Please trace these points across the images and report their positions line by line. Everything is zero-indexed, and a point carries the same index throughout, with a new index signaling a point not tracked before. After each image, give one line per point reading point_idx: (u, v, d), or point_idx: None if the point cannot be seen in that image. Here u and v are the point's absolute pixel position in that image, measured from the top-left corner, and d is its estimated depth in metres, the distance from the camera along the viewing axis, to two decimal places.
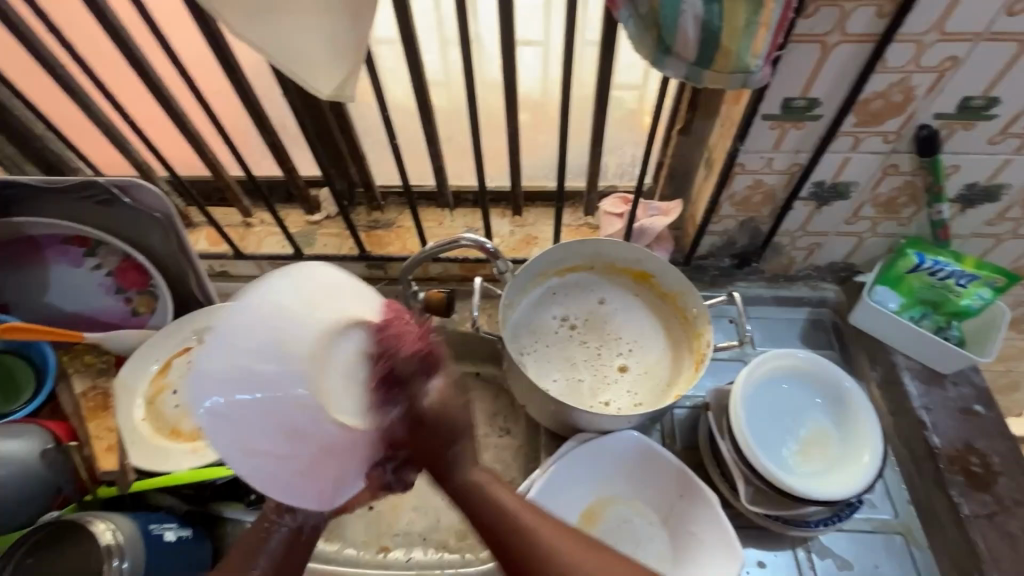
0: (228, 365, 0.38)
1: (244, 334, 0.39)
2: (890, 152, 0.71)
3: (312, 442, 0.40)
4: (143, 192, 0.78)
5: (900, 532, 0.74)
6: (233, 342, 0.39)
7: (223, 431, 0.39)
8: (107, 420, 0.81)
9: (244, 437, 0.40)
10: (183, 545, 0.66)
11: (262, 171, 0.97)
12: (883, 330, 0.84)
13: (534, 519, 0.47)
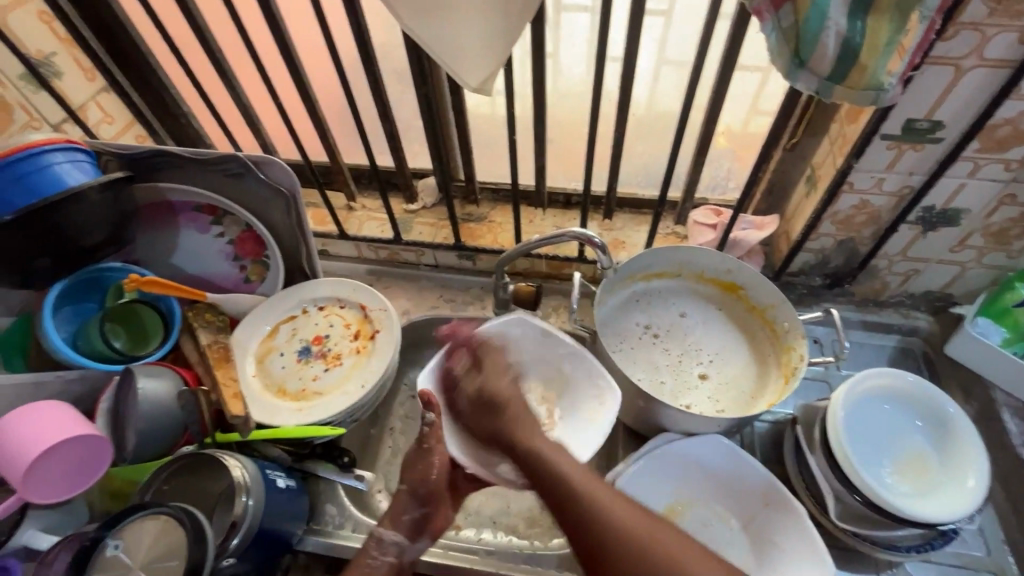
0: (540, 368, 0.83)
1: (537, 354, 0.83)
2: (1010, 181, 0.70)
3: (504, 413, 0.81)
4: (275, 170, 0.84)
5: (993, 571, 0.71)
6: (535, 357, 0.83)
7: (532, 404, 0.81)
8: None
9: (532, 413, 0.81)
10: (291, 493, 0.72)
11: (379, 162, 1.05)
12: (980, 362, 0.83)
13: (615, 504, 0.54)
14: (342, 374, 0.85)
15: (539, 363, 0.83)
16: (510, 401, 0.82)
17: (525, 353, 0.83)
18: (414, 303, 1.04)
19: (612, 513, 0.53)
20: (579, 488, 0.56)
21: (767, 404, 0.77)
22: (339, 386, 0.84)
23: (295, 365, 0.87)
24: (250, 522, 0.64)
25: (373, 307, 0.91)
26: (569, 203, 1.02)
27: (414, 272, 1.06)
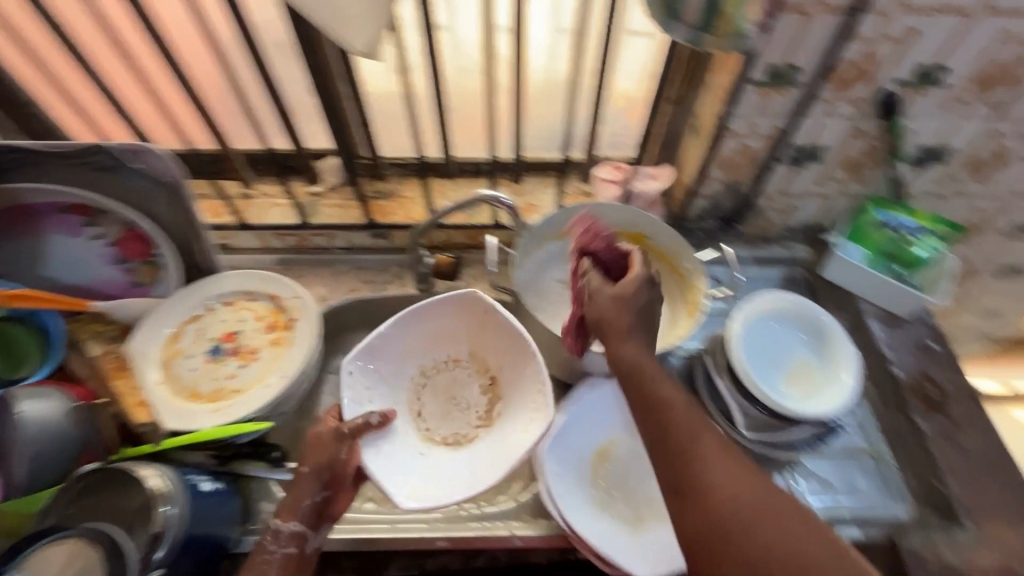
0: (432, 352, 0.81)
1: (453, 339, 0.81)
2: (858, 116, 0.80)
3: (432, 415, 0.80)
4: (151, 159, 0.76)
5: (871, 455, 0.82)
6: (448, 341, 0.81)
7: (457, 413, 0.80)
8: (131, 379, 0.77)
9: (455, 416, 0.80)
10: (223, 497, 0.69)
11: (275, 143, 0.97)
12: (849, 280, 0.94)
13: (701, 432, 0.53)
14: (260, 368, 0.81)
15: (486, 351, 0.81)
16: (443, 398, 0.81)
17: (457, 337, 0.81)
18: (330, 288, 1.00)
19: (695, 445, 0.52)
20: (668, 412, 0.54)
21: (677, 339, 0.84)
22: (258, 380, 0.79)
23: (207, 366, 0.81)
24: (176, 531, 0.60)
25: (287, 296, 0.87)
26: (479, 172, 1.02)
27: (327, 257, 1.03)
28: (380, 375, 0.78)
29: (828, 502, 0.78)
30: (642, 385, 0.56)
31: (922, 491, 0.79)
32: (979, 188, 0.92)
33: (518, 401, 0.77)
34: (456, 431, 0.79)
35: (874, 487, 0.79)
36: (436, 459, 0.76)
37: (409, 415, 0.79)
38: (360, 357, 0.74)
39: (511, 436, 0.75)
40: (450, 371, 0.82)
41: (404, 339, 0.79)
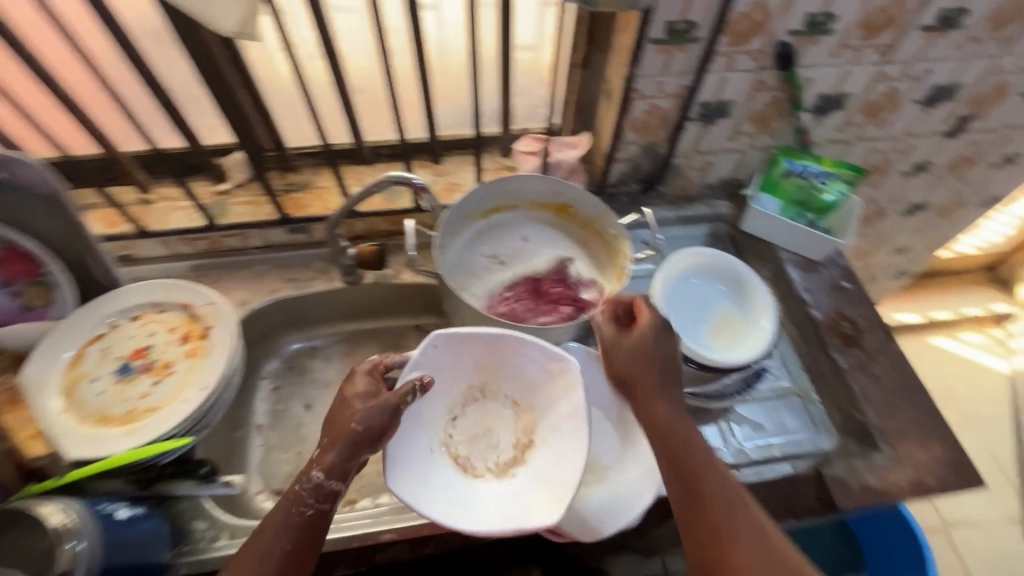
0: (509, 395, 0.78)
1: (537, 395, 0.77)
2: (758, 69, 0.82)
3: (466, 435, 0.76)
4: (22, 168, 0.68)
5: (798, 395, 0.86)
6: (531, 395, 0.77)
7: (478, 447, 0.76)
8: (27, 413, 0.71)
9: (477, 442, 0.76)
10: (144, 521, 0.64)
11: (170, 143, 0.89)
12: (769, 229, 0.97)
13: (719, 479, 0.60)
14: (176, 383, 0.76)
15: (543, 418, 0.76)
16: (481, 423, 0.78)
17: (530, 388, 0.77)
18: (251, 291, 0.95)
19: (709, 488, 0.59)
20: (689, 459, 0.61)
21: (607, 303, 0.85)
22: (175, 396, 0.74)
23: (116, 388, 0.75)
24: (89, 563, 0.57)
25: (200, 304, 0.82)
26: (395, 155, 0.98)
27: (243, 259, 0.97)
28: (442, 376, 0.76)
29: (762, 445, 0.81)
30: (662, 433, 0.63)
31: (843, 422, 0.83)
32: (875, 131, 0.97)
33: (542, 476, 0.72)
34: (470, 456, 0.75)
35: (801, 424, 0.84)
36: (436, 472, 0.71)
37: (447, 413, 0.77)
38: (449, 339, 0.73)
39: (500, 507, 0.69)
40: (509, 410, 0.78)
41: (490, 355, 0.77)
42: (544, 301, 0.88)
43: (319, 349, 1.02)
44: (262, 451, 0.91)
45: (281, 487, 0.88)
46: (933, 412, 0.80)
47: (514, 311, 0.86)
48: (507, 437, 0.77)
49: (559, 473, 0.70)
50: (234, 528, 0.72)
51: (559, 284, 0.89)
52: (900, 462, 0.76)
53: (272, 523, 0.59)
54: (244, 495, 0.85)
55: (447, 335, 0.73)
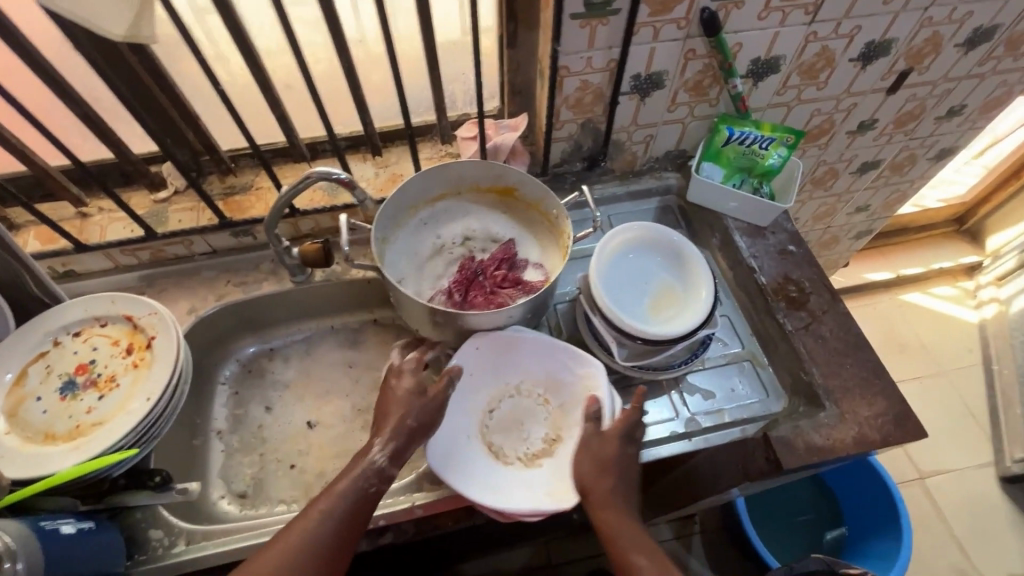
0: (543, 398, 0.81)
1: (566, 395, 0.79)
2: (686, 37, 0.81)
3: (496, 428, 0.78)
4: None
5: (748, 358, 0.88)
6: (562, 395, 0.80)
7: (508, 440, 0.78)
8: None
9: (506, 436, 0.78)
10: (90, 534, 0.64)
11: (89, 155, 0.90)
12: (714, 199, 0.97)
13: (644, 553, 0.67)
14: (121, 396, 0.75)
15: (573, 416, 0.78)
16: (513, 420, 0.79)
17: (563, 385, 0.80)
18: (199, 298, 0.95)
19: (637, 562, 0.67)
20: (623, 545, 0.68)
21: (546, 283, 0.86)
22: (119, 409, 0.74)
23: (60, 406, 0.75)
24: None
25: (143, 315, 0.81)
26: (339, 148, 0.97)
27: (190, 265, 0.96)
28: (476, 370, 0.80)
29: (712, 412, 0.83)
30: (603, 518, 0.68)
31: (792, 384, 0.84)
32: (815, 93, 0.97)
33: (568, 469, 0.74)
34: (503, 445, 0.77)
35: (750, 388, 0.86)
36: (470, 457, 0.74)
37: (483, 406, 0.80)
38: (488, 336, 0.79)
39: (523, 491, 0.72)
40: (543, 407, 0.80)
41: (527, 353, 0.81)
42: (487, 288, 0.87)
43: (277, 350, 1.02)
44: (222, 456, 0.91)
45: (243, 489, 0.89)
46: (877, 368, 0.82)
47: (454, 300, 0.86)
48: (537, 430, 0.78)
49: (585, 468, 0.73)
50: (190, 534, 0.73)
51: (503, 269, 0.89)
52: (843, 419, 0.77)
53: (325, 502, 0.64)
54: (205, 500, 0.86)
55: (487, 334, 0.79)
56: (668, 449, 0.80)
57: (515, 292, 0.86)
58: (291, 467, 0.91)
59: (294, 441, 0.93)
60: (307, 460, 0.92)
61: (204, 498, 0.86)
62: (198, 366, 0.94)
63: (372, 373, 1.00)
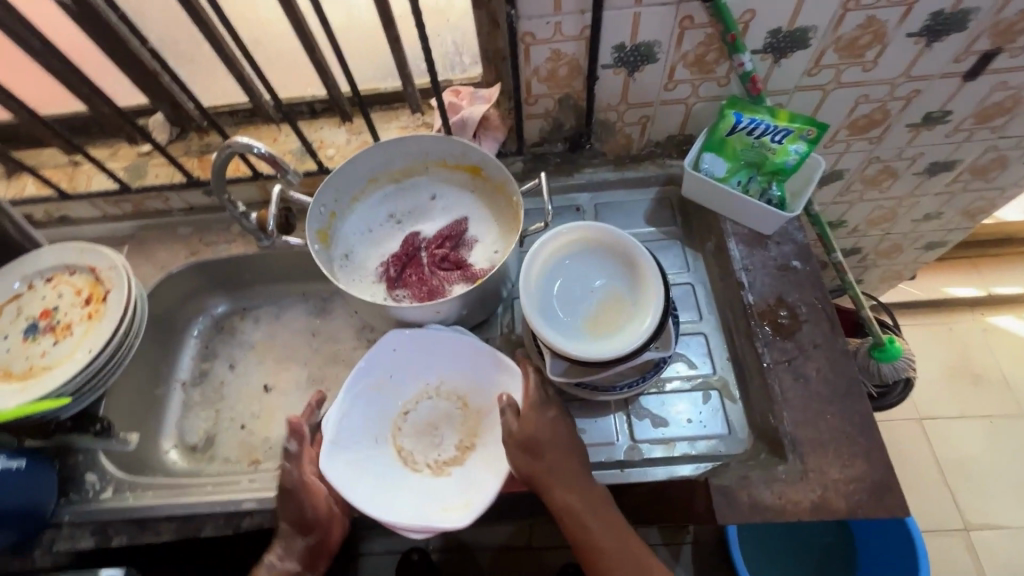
0: (461, 400, 0.79)
1: (483, 398, 0.78)
2: (678, 2, 0.67)
3: (410, 429, 0.78)
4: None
5: (717, 387, 0.76)
6: (479, 398, 0.79)
7: (420, 443, 0.77)
8: None
9: (419, 438, 0.78)
10: (15, 475, 0.70)
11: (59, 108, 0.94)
12: (712, 198, 0.83)
13: (601, 522, 0.67)
14: (71, 344, 0.80)
15: (487, 425, 0.77)
16: (428, 422, 0.79)
17: (481, 391, 0.78)
18: (172, 253, 0.97)
19: (595, 531, 0.67)
20: (581, 522, 0.66)
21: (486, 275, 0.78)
22: (67, 357, 0.78)
23: (21, 345, 0.80)
24: None
25: (103, 268, 0.84)
26: (315, 112, 0.93)
27: (168, 221, 0.99)
28: (396, 370, 0.79)
29: (661, 442, 0.72)
30: (557, 500, 0.66)
31: (761, 424, 0.73)
32: (859, 75, 0.78)
33: (470, 484, 0.73)
34: (414, 450, 0.77)
35: (711, 420, 0.74)
36: (376, 461, 0.75)
37: (399, 407, 0.79)
38: (411, 338, 0.77)
39: (423, 501, 0.71)
40: (460, 413, 0.79)
41: (449, 357, 0.79)
42: (423, 268, 0.82)
43: (249, 311, 1.03)
44: (182, 407, 0.95)
45: (194, 442, 0.92)
46: (865, 422, 0.68)
47: (387, 275, 0.83)
48: (450, 435, 0.78)
49: (484, 488, 0.71)
50: (118, 483, 0.78)
51: (446, 249, 0.83)
52: (805, 478, 0.66)
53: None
54: (157, 448, 0.90)
55: (410, 336, 0.77)
56: (598, 477, 0.71)
57: (453, 276, 0.80)
58: (241, 427, 0.93)
59: (249, 402, 0.95)
60: (256, 423, 0.93)
61: (158, 445, 0.91)
62: (168, 319, 0.98)
63: (332, 345, 0.98)
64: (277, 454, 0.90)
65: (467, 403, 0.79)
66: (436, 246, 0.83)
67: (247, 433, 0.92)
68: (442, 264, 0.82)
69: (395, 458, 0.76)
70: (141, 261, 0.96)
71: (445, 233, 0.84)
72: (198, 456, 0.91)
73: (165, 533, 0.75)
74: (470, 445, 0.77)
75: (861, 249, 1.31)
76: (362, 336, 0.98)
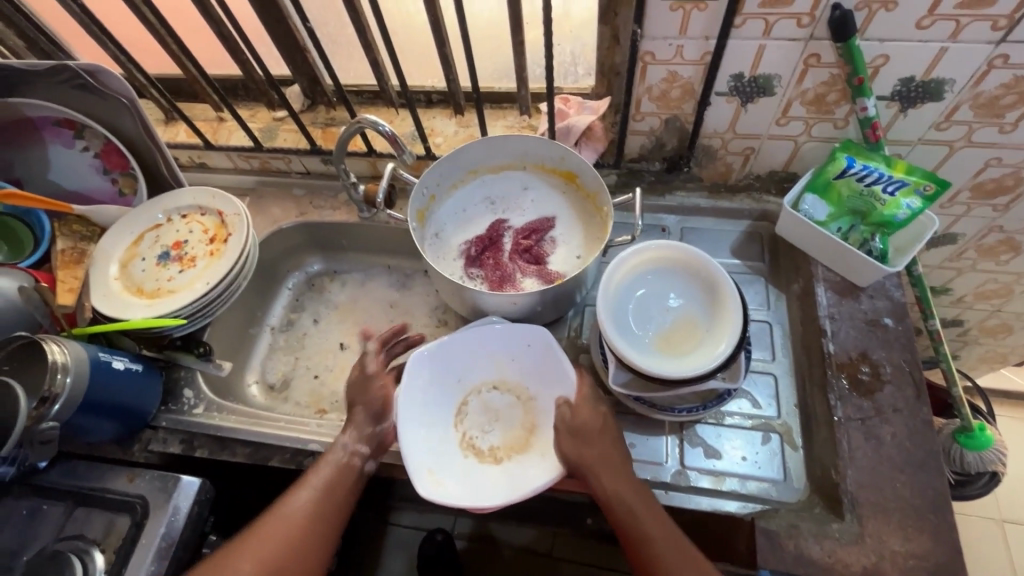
0: (529, 428, 0.81)
1: (542, 443, 0.79)
2: (808, 38, 0.66)
3: (479, 398, 0.84)
4: (111, 79, 0.84)
5: (779, 431, 0.75)
6: (540, 438, 0.79)
7: (467, 420, 0.82)
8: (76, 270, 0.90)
9: (470, 415, 0.82)
10: (131, 377, 0.80)
11: (223, 70, 1.11)
12: (806, 240, 0.81)
13: (650, 515, 0.66)
14: (194, 273, 0.91)
15: (520, 456, 0.78)
16: (502, 413, 0.82)
17: (544, 429, 0.79)
18: (284, 211, 1.07)
19: (638, 514, 0.66)
20: (628, 508, 0.66)
21: (560, 279, 0.82)
22: (188, 284, 0.89)
23: (154, 268, 0.92)
24: (71, 395, 0.71)
25: (229, 212, 0.95)
26: (431, 102, 1.00)
27: (286, 180, 1.10)
28: (514, 354, 0.83)
29: (709, 474, 0.72)
30: (602, 484, 0.68)
31: (821, 478, 0.70)
32: (995, 136, 0.74)
33: (461, 475, 0.76)
34: (470, 413, 0.83)
35: (767, 463, 0.73)
36: (443, 394, 0.82)
37: (500, 383, 0.84)
38: (533, 337, 0.80)
39: (425, 446, 0.77)
40: (522, 428, 0.81)
41: (549, 378, 0.81)
42: (503, 255, 0.87)
43: (338, 274, 1.12)
44: (268, 348, 1.05)
45: (272, 382, 1.01)
46: (937, 498, 0.64)
47: (467, 253, 0.88)
48: (494, 441, 0.80)
49: (469, 492, 0.73)
50: (208, 403, 0.88)
51: (529, 243, 0.87)
52: (860, 542, 0.63)
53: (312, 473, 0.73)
54: (242, 380, 1.00)
55: (536, 337, 0.80)
56: None
57: (530, 270, 0.85)
58: (314, 376, 1.01)
59: (325, 356, 1.03)
60: (328, 375, 1.01)
61: (243, 377, 1.01)
62: (270, 268, 1.08)
63: (406, 319, 1.05)
64: (341, 408, 0.97)
65: (531, 433, 0.80)
66: (523, 237, 0.88)
67: (320, 382, 1.00)
68: (523, 256, 0.86)
69: (448, 407, 0.82)
70: (257, 212, 1.07)
71: (536, 229, 0.88)
72: (273, 394, 1.00)
73: (238, 456, 0.83)
74: (490, 453, 0.79)
75: (963, 322, 1.21)
76: (435, 316, 1.04)
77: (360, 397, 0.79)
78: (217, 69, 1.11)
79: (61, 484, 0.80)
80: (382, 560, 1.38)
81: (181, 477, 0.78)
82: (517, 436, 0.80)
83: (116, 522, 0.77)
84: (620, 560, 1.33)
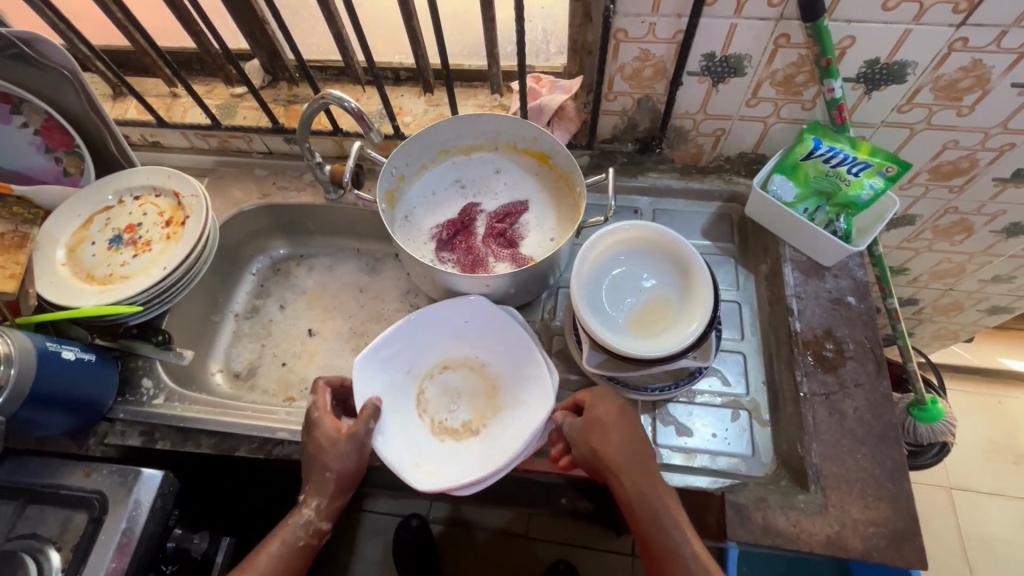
0: (488, 390, 0.81)
1: (511, 396, 0.79)
2: (778, 18, 0.66)
3: (434, 382, 0.83)
4: (49, 49, 0.77)
5: (747, 408, 0.76)
6: (506, 395, 0.80)
7: (433, 402, 0.81)
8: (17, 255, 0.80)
9: (431, 396, 0.81)
10: (82, 366, 0.76)
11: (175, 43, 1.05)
12: (774, 220, 0.83)
13: (678, 528, 0.63)
14: (150, 258, 0.86)
15: (499, 421, 0.78)
16: (458, 390, 0.82)
17: (512, 388, 0.80)
18: (245, 192, 1.03)
19: (666, 524, 0.63)
20: (656, 519, 0.63)
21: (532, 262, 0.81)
22: (143, 270, 0.85)
23: (105, 253, 0.88)
24: (17, 387, 0.66)
25: (187, 195, 0.90)
26: (399, 79, 0.97)
27: (247, 160, 1.05)
28: (458, 330, 0.83)
29: (681, 451, 0.73)
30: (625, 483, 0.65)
31: (787, 453, 0.72)
32: (953, 119, 0.76)
33: (450, 459, 0.76)
34: (428, 400, 0.81)
35: (735, 438, 0.74)
36: (398, 386, 0.80)
37: (446, 362, 0.84)
38: (480, 311, 0.80)
39: (402, 441, 0.76)
40: (485, 395, 0.81)
41: (506, 347, 0.81)
42: (475, 239, 0.86)
43: (305, 258, 1.08)
44: (232, 335, 1.01)
45: (238, 370, 0.98)
46: (895, 468, 0.67)
47: (438, 236, 0.86)
48: (462, 412, 0.81)
49: (461, 472, 0.73)
50: (169, 393, 0.85)
51: (505, 227, 0.86)
52: (824, 511, 0.65)
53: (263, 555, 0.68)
54: (204, 369, 0.96)
55: (482, 308, 0.80)
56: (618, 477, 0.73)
57: (505, 254, 0.84)
58: (282, 364, 0.98)
59: (293, 342, 1.00)
60: (297, 362, 0.98)
61: (207, 366, 0.97)
62: (232, 252, 1.04)
63: (377, 303, 1.02)
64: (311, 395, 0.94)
65: (494, 394, 0.81)
66: (499, 220, 0.86)
67: (289, 369, 0.97)
68: (500, 240, 0.85)
69: (408, 398, 0.80)
70: (216, 194, 1.02)
71: (511, 212, 0.87)
72: (238, 382, 0.96)
73: (203, 446, 0.80)
74: (468, 428, 0.79)
75: (918, 301, 1.26)
76: (406, 300, 1.02)
77: (334, 462, 0.69)
78: (170, 42, 1.04)
79: (10, 482, 0.75)
80: (358, 546, 1.37)
81: (142, 471, 0.75)
82: (483, 403, 0.81)
83: (74, 519, 0.74)
84: (596, 539, 1.35)
